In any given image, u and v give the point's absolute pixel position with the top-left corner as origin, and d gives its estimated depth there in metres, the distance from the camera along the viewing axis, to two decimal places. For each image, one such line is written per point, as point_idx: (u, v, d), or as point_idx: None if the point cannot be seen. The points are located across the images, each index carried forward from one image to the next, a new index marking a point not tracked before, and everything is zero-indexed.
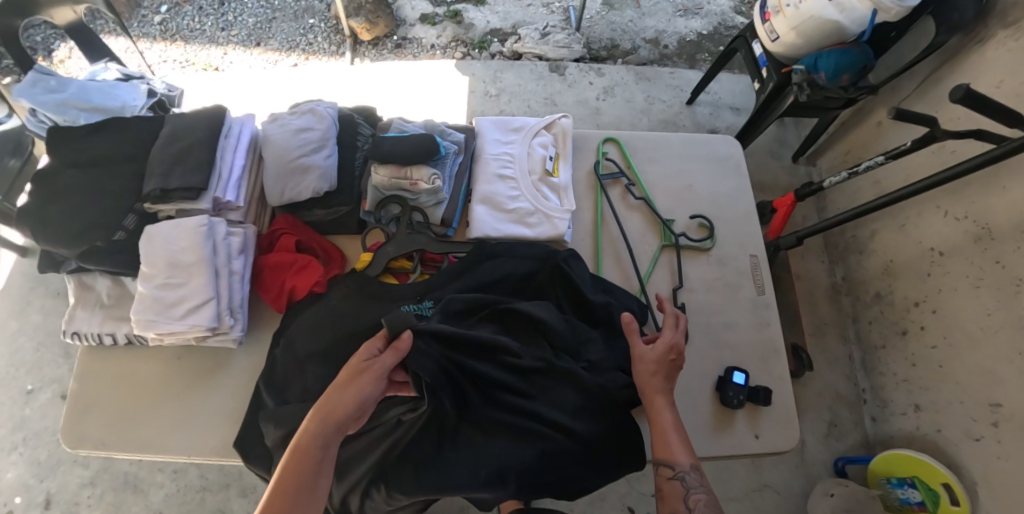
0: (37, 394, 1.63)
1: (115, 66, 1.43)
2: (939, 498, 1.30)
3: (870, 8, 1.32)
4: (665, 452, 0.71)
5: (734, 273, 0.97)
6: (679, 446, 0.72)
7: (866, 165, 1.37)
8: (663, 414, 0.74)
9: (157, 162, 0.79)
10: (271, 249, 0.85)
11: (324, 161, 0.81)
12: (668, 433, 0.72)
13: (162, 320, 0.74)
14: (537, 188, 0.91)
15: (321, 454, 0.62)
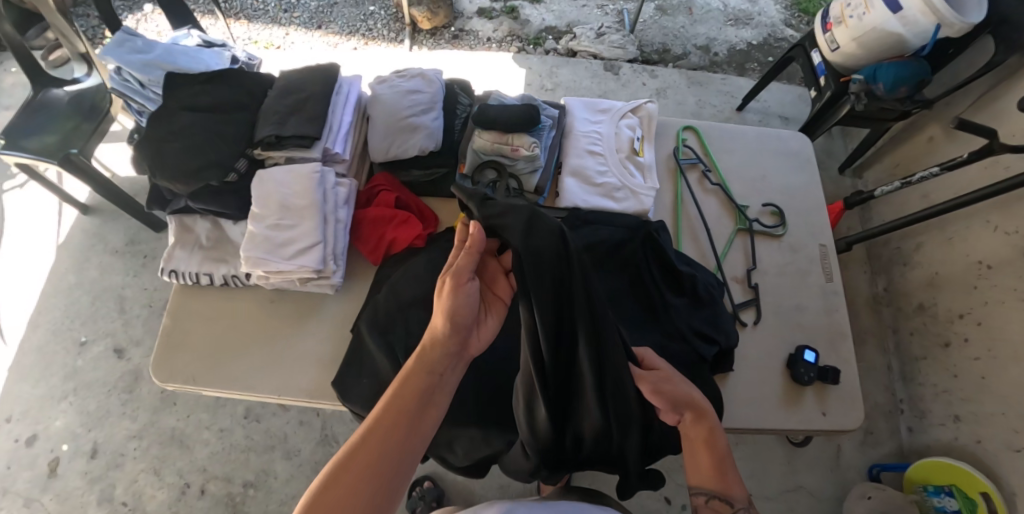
0: (90, 347, 1.67)
1: (197, 33, 1.49)
2: (976, 507, 1.31)
3: (934, 23, 1.35)
4: (725, 487, 0.72)
5: (804, 260, 1.01)
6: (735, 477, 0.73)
7: (920, 177, 1.42)
8: (716, 445, 0.73)
9: (272, 111, 0.83)
10: (369, 205, 0.88)
11: (432, 122, 0.85)
12: (727, 464, 0.72)
13: (272, 259, 0.77)
14: (624, 165, 0.96)
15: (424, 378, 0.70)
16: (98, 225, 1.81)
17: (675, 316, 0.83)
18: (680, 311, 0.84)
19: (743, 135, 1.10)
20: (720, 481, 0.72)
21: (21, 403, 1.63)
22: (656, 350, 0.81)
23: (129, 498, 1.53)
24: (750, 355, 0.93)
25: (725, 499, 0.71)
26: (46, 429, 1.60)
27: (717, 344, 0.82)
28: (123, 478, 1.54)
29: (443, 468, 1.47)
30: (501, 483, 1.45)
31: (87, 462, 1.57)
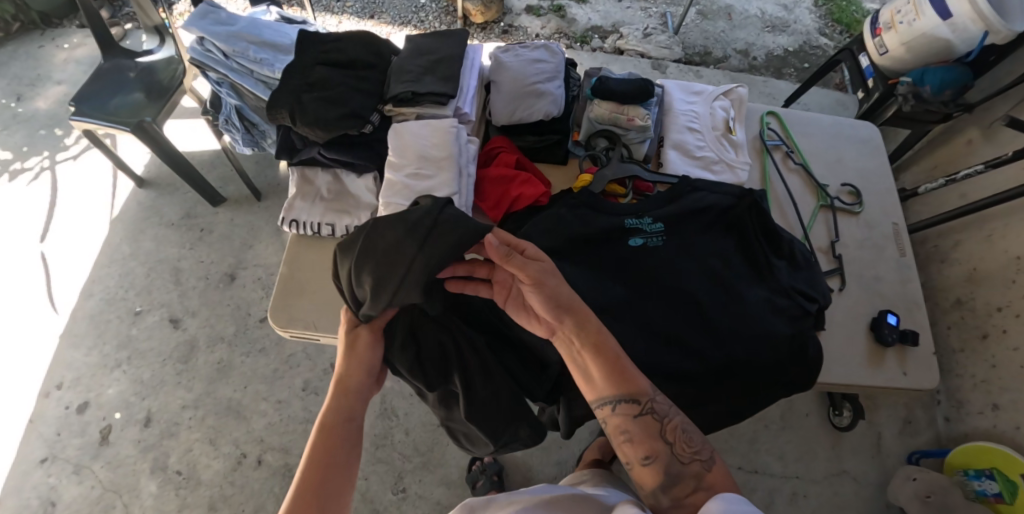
0: (144, 316, 1.68)
1: (275, 10, 1.54)
2: (1016, 488, 1.36)
3: (982, 30, 1.44)
4: (630, 388, 0.70)
5: (880, 236, 1.07)
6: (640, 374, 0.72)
7: (965, 174, 1.51)
8: (605, 345, 0.70)
9: (408, 71, 0.88)
10: (489, 165, 0.94)
11: (556, 89, 0.91)
12: (626, 363, 0.71)
13: (412, 206, 0.81)
14: (720, 142, 1.03)
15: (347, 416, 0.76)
16: (154, 198, 1.83)
17: (781, 274, 0.88)
18: (784, 271, 0.89)
19: (820, 123, 1.17)
20: (624, 384, 0.70)
21: (74, 370, 1.63)
22: (765, 304, 0.86)
23: (182, 467, 1.52)
24: (836, 318, 0.99)
25: (635, 400, 0.70)
26: (98, 397, 1.60)
27: (818, 302, 0.88)
28: (177, 447, 1.54)
29: None
30: (558, 460, 1.47)
31: (140, 430, 1.57)
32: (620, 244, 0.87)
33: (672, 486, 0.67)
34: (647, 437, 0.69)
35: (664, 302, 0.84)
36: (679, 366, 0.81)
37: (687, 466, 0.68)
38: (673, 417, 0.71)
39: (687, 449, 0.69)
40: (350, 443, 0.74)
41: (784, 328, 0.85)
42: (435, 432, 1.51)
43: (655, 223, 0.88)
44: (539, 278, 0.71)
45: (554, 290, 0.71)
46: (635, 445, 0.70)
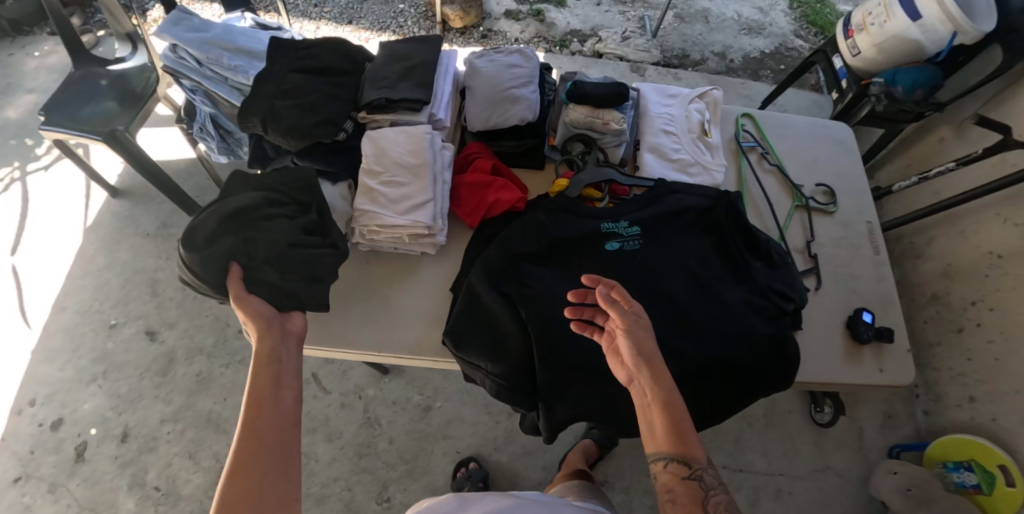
0: (120, 329, 1.65)
1: (250, 16, 1.51)
2: (994, 480, 1.41)
3: (951, 31, 1.47)
4: (683, 448, 0.66)
5: (856, 234, 1.08)
6: (696, 439, 0.67)
7: (938, 171, 1.54)
8: (674, 401, 0.68)
9: (383, 77, 0.87)
10: (464, 171, 0.93)
11: (530, 94, 0.91)
12: (685, 423, 0.67)
13: (386, 214, 0.81)
14: (695, 144, 1.03)
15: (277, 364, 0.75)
16: (128, 208, 1.80)
17: (759, 275, 0.89)
18: (762, 270, 0.89)
19: (795, 124, 1.19)
20: (677, 442, 0.66)
21: (47, 386, 1.59)
22: (743, 304, 0.86)
23: (162, 483, 1.49)
24: (814, 316, 1.00)
25: (684, 461, 0.65)
26: (73, 412, 1.56)
27: (794, 302, 0.89)
28: (156, 462, 1.51)
29: (487, 449, 1.48)
30: (544, 464, 1.47)
31: (117, 445, 1.53)
32: (597, 248, 0.86)
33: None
34: (688, 503, 0.64)
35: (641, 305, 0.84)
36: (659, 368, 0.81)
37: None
38: (719, 492, 0.65)
39: None
40: (276, 381, 0.75)
41: (762, 327, 0.85)
42: (419, 439, 1.49)
43: (632, 226, 0.87)
44: (635, 327, 0.72)
45: (645, 342, 0.71)
46: (675, 508, 0.65)
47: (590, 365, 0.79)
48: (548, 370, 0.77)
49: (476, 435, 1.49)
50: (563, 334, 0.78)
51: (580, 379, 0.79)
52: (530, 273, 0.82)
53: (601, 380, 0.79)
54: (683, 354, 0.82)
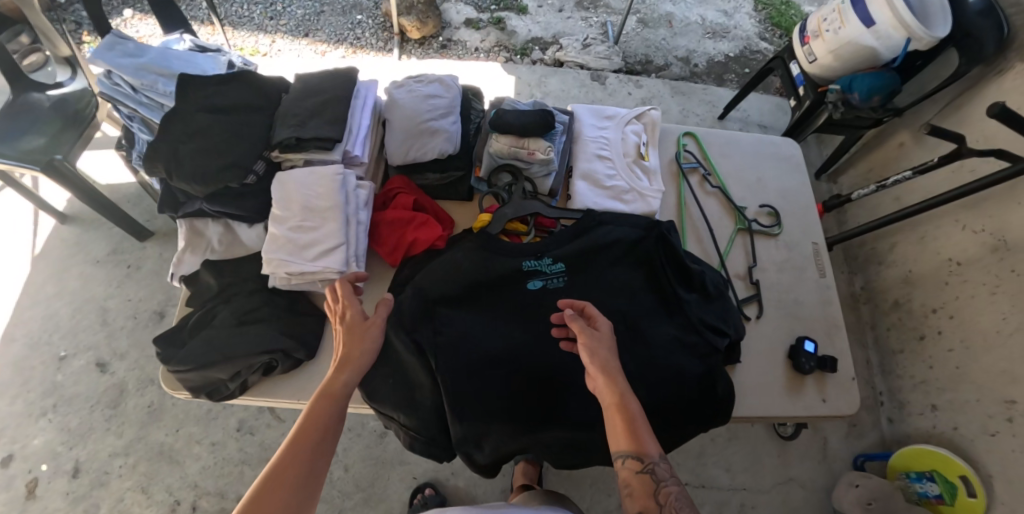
0: (70, 361, 1.61)
1: (189, 38, 1.44)
2: (956, 490, 1.40)
3: (905, 37, 1.44)
4: (635, 444, 0.67)
5: (800, 256, 1.06)
6: (650, 436, 0.69)
7: (895, 180, 1.51)
8: (631, 406, 0.70)
9: (293, 114, 0.84)
10: (385, 207, 0.90)
11: (450, 126, 0.88)
12: (638, 422, 0.69)
13: (295, 260, 0.78)
14: (631, 169, 1.00)
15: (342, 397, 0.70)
16: (78, 235, 1.75)
17: (692, 310, 0.86)
18: (695, 306, 0.86)
19: (740, 141, 1.15)
20: (629, 439, 0.68)
21: None
22: (672, 342, 0.84)
23: None
24: (755, 346, 0.97)
25: (637, 457, 0.67)
26: (22, 449, 1.52)
27: (727, 336, 0.86)
28: (108, 498, 1.47)
29: (445, 474, 1.45)
30: (504, 488, 1.44)
31: (68, 481, 1.49)
32: (518, 289, 0.83)
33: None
34: (642, 495, 0.65)
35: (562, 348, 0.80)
36: (582, 416, 0.78)
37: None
38: (671, 483, 0.66)
39: None
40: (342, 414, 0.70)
41: (690, 366, 0.83)
42: (376, 466, 1.46)
43: (556, 263, 0.85)
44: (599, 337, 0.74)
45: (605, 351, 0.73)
46: (632, 501, 0.66)
47: (507, 411, 0.77)
48: (460, 424, 0.75)
49: (434, 460, 1.47)
50: (478, 382, 0.77)
51: (498, 430, 0.77)
52: (445, 318, 0.80)
53: (518, 429, 0.78)
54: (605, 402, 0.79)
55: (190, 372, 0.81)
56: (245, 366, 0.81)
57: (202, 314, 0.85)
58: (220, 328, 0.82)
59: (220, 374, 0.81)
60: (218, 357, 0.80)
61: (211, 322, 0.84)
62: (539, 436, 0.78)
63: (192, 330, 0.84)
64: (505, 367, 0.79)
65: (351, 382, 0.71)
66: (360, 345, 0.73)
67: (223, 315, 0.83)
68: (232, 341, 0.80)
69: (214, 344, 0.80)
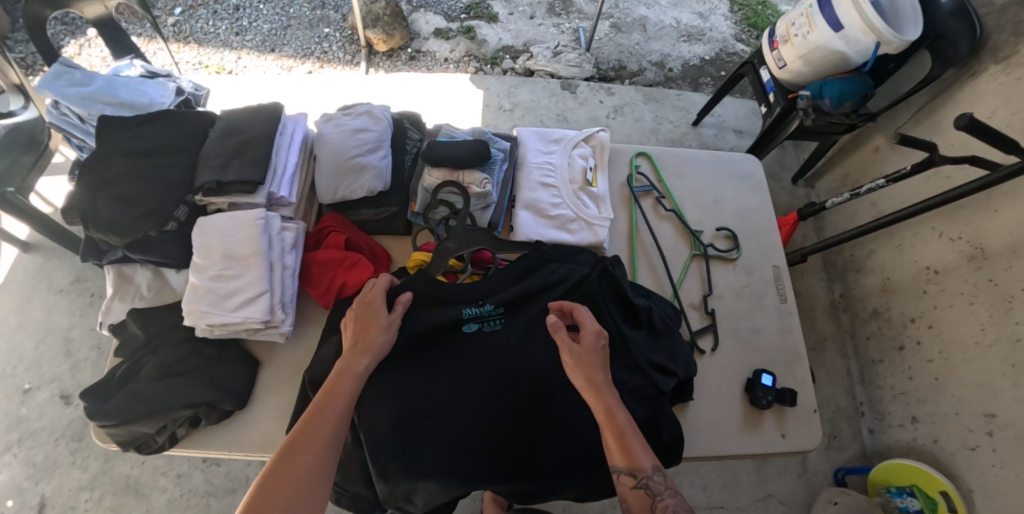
0: (34, 394, 1.55)
1: (140, 63, 1.39)
2: (936, 506, 1.33)
3: (874, 41, 1.39)
4: (628, 460, 0.71)
5: (759, 281, 1.02)
6: (642, 449, 0.73)
7: (868, 188, 1.46)
8: (621, 415, 0.74)
9: (213, 155, 0.81)
10: (319, 246, 0.87)
11: (379, 162, 0.86)
12: (629, 437, 0.72)
13: (215, 311, 0.75)
14: (578, 197, 0.97)
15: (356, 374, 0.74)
16: (40, 263, 1.69)
17: (635, 348, 0.83)
18: (638, 343, 0.84)
19: (696, 159, 1.12)
20: (622, 455, 0.71)
21: None
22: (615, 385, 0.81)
23: None
24: (710, 381, 0.93)
25: (631, 472, 0.70)
26: None
27: (675, 377, 0.83)
28: None
29: None
30: None
31: None
32: (454, 335, 0.83)
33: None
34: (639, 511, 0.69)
35: (489, 401, 0.78)
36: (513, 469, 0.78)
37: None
38: (666, 497, 0.70)
39: None
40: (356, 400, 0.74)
41: (633, 411, 0.80)
42: None
43: (491, 306, 0.84)
44: (590, 349, 0.78)
45: (595, 362, 0.77)
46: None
47: (438, 468, 0.75)
48: (383, 481, 0.74)
49: None
50: (403, 438, 0.75)
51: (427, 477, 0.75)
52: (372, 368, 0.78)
53: (449, 485, 0.75)
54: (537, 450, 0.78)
55: (112, 430, 0.78)
56: (170, 420, 0.78)
57: (124, 367, 0.81)
58: (139, 384, 0.78)
59: (144, 431, 0.78)
60: (139, 416, 0.77)
61: (133, 376, 0.80)
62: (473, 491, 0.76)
63: (112, 385, 0.80)
64: (432, 420, 0.76)
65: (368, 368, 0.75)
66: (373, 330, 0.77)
67: (146, 369, 0.80)
68: (151, 398, 0.77)
69: (132, 401, 0.77)
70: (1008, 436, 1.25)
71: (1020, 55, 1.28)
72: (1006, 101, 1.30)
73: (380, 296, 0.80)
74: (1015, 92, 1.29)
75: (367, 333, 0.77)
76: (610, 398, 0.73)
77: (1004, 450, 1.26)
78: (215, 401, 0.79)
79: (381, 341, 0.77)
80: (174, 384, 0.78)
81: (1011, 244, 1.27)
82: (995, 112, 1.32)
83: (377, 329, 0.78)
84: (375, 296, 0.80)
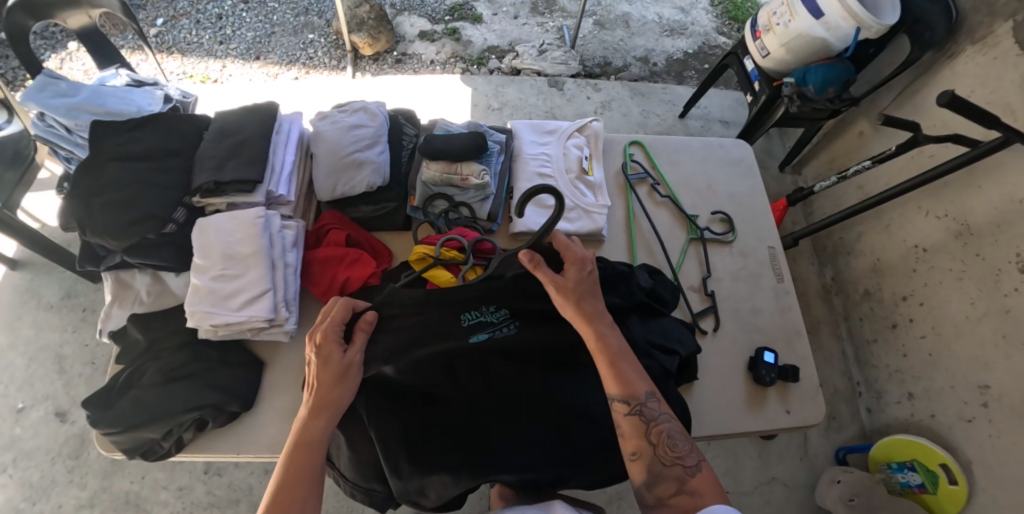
0: (28, 413, 1.52)
1: (126, 72, 1.37)
2: (937, 479, 1.37)
3: (854, 26, 1.41)
4: (622, 388, 0.74)
5: (755, 263, 1.04)
6: (636, 376, 0.76)
7: (855, 170, 1.48)
8: (613, 343, 0.76)
9: (208, 156, 0.80)
10: (318, 245, 0.87)
11: (377, 157, 0.86)
12: (623, 366, 0.75)
13: (219, 311, 0.74)
14: (574, 186, 0.98)
15: (317, 438, 0.71)
16: (29, 279, 1.66)
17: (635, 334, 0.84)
18: (638, 328, 0.85)
19: (687, 146, 1.13)
20: (617, 384, 0.74)
21: None
22: None
23: None
24: (712, 362, 0.94)
25: (625, 401, 0.74)
26: None
27: (677, 356, 0.84)
28: None
29: None
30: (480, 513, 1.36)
31: None
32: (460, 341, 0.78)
33: (650, 484, 0.71)
34: (633, 435, 0.74)
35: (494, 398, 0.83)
36: (518, 461, 0.79)
37: (670, 468, 0.71)
38: (661, 421, 0.73)
39: (671, 452, 0.72)
40: (319, 466, 0.70)
41: None
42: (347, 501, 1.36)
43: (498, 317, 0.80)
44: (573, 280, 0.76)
45: (581, 290, 0.77)
46: (624, 441, 0.75)
47: (446, 463, 0.78)
48: (397, 478, 0.77)
49: None
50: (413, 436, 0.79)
51: (438, 469, 0.78)
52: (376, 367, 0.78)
53: (461, 478, 0.78)
54: (540, 441, 0.80)
55: (118, 438, 0.77)
56: (176, 425, 0.77)
57: (126, 374, 0.80)
58: (144, 390, 0.77)
59: (150, 437, 0.77)
60: (144, 422, 0.75)
61: (136, 383, 0.79)
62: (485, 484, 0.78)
63: (114, 392, 0.79)
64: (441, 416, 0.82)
65: (327, 428, 0.71)
66: (324, 389, 0.72)
67: (150, 375, 0.78)
68: (157, 404, 0.76)
69: (138, 407, 0.76)
70: (1003, 406, 1.28)
71: (994, 35, 1.32)
72: (984, 80, 1.33)
73: (331, 335, 0.73)
74: (991, 71, 1.32)
75: (323, 384, 0.72)
76: (601, 332, 0.74)
77: (1000, 420, 1.28)
78: (219, 404, 0.78)
79: (333, 400, 0.72)
80: (178, 389, 0.77)
81: (996, 219, 1.30)
82: (974, 90, 1.36)
83: (332, 388, 0.72)
84: (325, 336, 0.74)
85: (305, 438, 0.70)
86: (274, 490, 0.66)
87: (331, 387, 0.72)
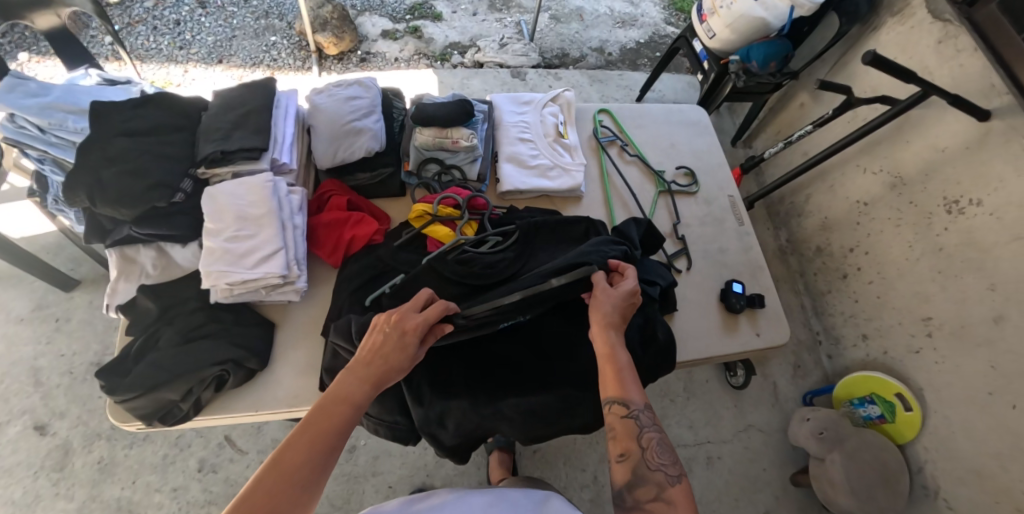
0: (3, 429, 1.44)
1: (95, 73, 1.35)
2: (894, 407, 1.51)
3: (789, 5, 1.56)
4: (619, 392, 0.76)
5: (719, 210, 1.14)
6: (635, 386, 0.77)
7: (799, 135, 1.63)
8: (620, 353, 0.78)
9: (215, 127, 0.89)
10: (321, 211, 0.95)
11: (374, 125, 0.95)
12: (626, 374, 0.77)
13: (236, 269, 0.82)
14: (553, 147, 1.07)
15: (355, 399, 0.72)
16: None
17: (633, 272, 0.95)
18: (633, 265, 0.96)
19: (650, 112, 1.23)
20: (614, 387, 0.76)
21: None
22: None
23: None
24: (688, 295, 1.04)
25: (622, 404, 0.75)
26: None
27: (658, 286, 0.95)
28: None
29: (421, 477, 1.39)
30: (480, 480, 1.40)
31: None
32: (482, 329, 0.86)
33: (632, 484, 0.72)
34: (623, 437, 0.74)
35: (504, 336, 0.94)
36: (530, 387, 0.91)
37: (652, 473, 0.72)
38: (651, 430, 0.75)
39: (656, 459, 0.73)
40: (352, 423, 0.72)
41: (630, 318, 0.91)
42: (348, 482, 1.37)
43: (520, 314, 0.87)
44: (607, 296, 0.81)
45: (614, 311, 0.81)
46: (614, 442, 0.75)
47: (466, 390, 0.89)
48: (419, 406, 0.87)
49: (407, 465, 1.40)
50: (436, 372, 0.89)
51: (459, 401, 0.89)
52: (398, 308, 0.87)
53: (478, 404, 0.89)
54: (550, 367, 0.93)
55: (139, 402, 0.79)
56: (197, 383, 0.81)
57: (139, 341, 0.83)
58: (164, 352, 0.81)
59: (174, 397, 0.80)
60: (168, 382, 0.79)
61: (152, 349, 0.82)
62: (497, 417, 0.90)
63: (130, 359, 0.82)
64: (459, 355, 0.92)
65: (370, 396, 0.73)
66: (387, 367, 0.73)
67: (167, 340, 0.82)
68: (180, 362, 0.80)
69: (160, 367, 0.79)
70: (945, 333, 1.43)
71: (910, 7, 1.49)
72: (904, 46, 1.50)
73: (418, 328, 0.76)
74: (910, 38, 1.49)
75: (391, 367, 0.74)
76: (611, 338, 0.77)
77: (943, 346, 1.43)
78: (241, 360, 0.84)
79: (383, 381, 0.74)
80: (199, 348, 0.81)
81: (925, 169, 1.46)
82: (897, 57, 1.52)
83: (397, 369, 0.74)
84: (412, 325, 0.76)
85: (347, 397, 0.72)
86: (300, 435, 0.68)
87: (395, 365, 0.74)
